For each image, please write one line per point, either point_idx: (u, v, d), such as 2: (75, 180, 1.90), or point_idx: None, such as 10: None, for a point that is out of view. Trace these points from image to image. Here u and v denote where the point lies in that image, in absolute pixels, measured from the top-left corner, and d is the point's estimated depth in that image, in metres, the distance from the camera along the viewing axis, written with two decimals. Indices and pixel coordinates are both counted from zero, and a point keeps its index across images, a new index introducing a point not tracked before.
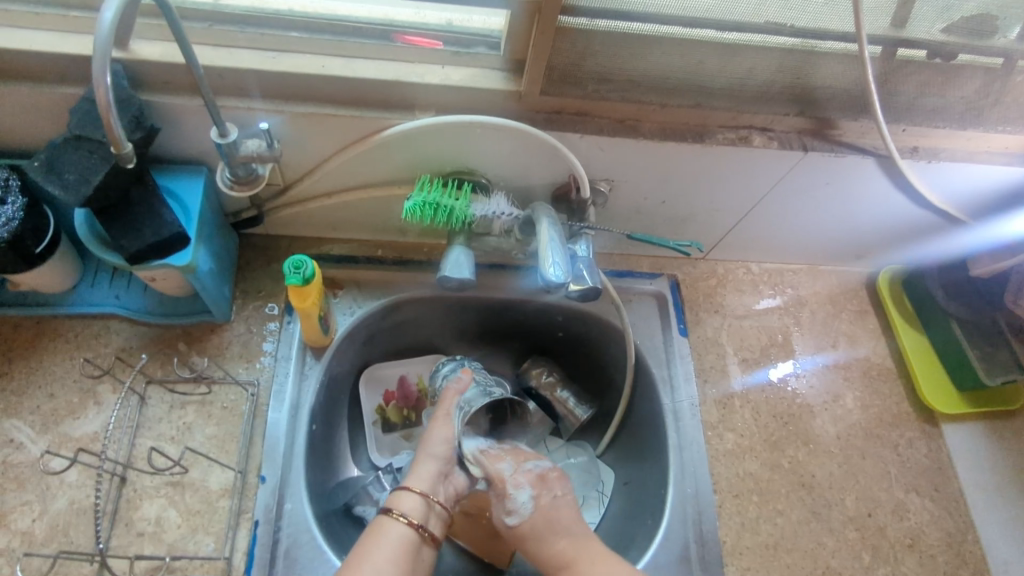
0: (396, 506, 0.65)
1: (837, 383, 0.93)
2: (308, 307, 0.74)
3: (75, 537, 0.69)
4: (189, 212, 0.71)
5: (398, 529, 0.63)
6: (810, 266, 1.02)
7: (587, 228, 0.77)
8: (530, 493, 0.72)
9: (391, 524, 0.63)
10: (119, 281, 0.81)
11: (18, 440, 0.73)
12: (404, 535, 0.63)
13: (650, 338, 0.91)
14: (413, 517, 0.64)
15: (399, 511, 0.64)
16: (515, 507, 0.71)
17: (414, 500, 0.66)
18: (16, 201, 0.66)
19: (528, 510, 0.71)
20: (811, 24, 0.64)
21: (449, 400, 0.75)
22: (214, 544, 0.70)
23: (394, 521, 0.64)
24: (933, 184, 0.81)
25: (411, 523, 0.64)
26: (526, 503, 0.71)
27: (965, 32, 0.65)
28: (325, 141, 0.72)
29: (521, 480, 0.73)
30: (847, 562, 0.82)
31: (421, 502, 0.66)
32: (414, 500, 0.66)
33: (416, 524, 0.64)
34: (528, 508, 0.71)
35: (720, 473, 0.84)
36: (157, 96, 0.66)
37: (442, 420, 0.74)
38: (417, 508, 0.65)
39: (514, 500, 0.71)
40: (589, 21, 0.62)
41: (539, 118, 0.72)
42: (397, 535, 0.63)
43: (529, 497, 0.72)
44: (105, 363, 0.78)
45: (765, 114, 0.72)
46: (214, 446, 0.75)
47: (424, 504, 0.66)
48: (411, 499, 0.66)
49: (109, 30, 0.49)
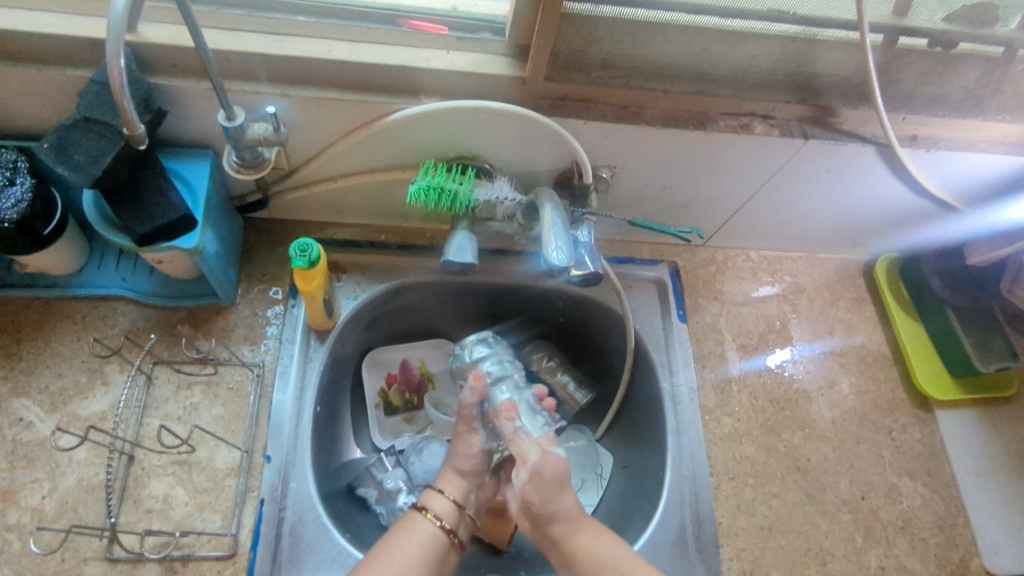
0: (429, 506, 0.67)
1: (833, 369, 0.95)
2: (313, 290, 0.75)
3: (84, 513, 0.70)
4: (196, 194, 0.72)
5: (430, 528, 0.65)
6: (809, 254, 1.03)
7: (588, 214, 0.78)
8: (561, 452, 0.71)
9: (424, 522, 0.66)
10: (126, 263, 0.82)
11: (26, 419, 0.74)
12: (435, 535, 0.65)
13: (649, 324, 0.93)
14: (446, 521, 0.67)
15: (432, 510, 0.67)
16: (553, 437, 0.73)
17: (447, 504, 0.68)
18: (25, 182, 0.67)
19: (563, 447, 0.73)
20: (813, 12, 0.64)
21: (466, 413, 0.73)
22: (221, 521, 0.72)
23: (426, 519, 0.66)
24: (932, 173, 0.82)
25: (443, 526, 0.66)
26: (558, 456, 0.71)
27: (965, 21, 0.65)
28: (331, 125, 0.73)
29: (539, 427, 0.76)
30: (840, 543, 0.83)
31: (454, 508, 0.68)
32: (447, 504, 0.68)
33: (448, 528, 0.66)
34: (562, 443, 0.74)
35: (716, 456, 0.86)
36: (164, 79, 0.67)
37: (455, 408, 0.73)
38: (450, 512, 0.68)
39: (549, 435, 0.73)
40: (593, 7, 0.62)
41: (543, 104, 0.73)
42: (429, 534, 0.65)
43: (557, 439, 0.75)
44: (113, 344, 0.79)
45: (767, 101, 0.73)
46: (221, 426, 0.77)
47: (456, 511, 0.68)
48: (445, 502, 0.68)
49: (122, 13, 0.50)
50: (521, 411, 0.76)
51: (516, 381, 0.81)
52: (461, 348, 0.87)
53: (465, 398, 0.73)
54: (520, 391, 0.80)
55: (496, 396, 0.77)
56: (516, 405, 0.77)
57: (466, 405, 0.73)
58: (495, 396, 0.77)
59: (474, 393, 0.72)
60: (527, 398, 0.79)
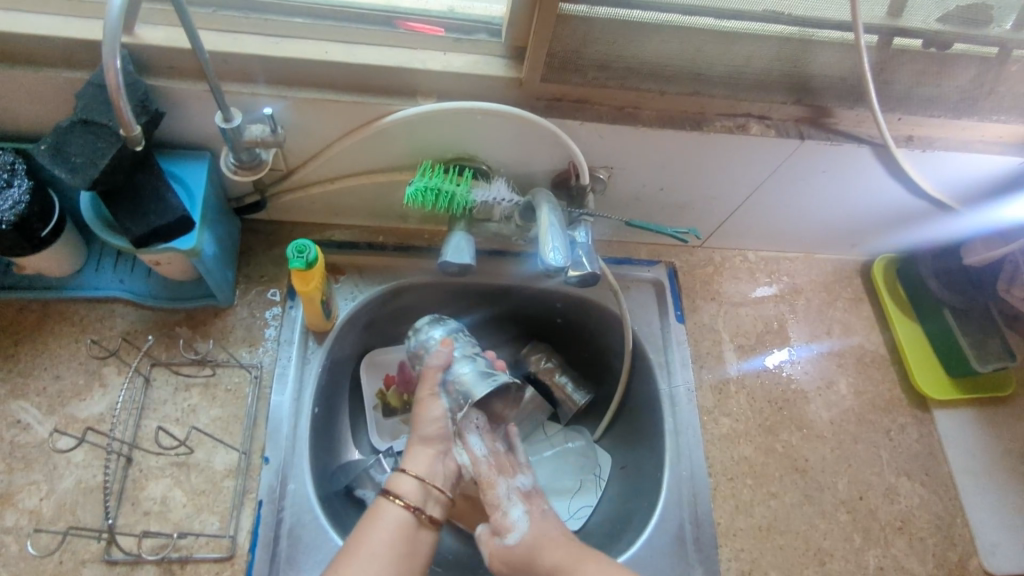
0: (394, 488, 0.67)
1: (830, 370, 0.95)
2: (311, 290, 0.75)
3: (82, 515, 0.70)
4: (193, 196, 0.72)
5: (395, 512, 0.65)
6: (807, 254, 1.03)
7: (586, 215, 0.78)
8: (523, 508, 0.71)
9: (389, 506, 0.65)
10: (124, 265, 0.82)
11: (25, 421, 0.74)
12: (400, 517, 0.65)
13: (647, 324, 0.93)
14: (410, 499, 0.66)
15: (396, 493, 0.66)
16: (510, 524, 0.69)
17: (411, 482, 0.67)
18: (22, 184, 0.67)
19: (524, 524, 0.70)
20: (809, 13, 0.64)
21: (431, 378, 0.74)
22: (219, 523, 0.72)
23: (392, 503, 0.66)
24: (927, 173, 0.82)
25: (408, 506, 0.66)
26: (520, 517, 0.70)
27: (960, 21, 0.66)
28: (328, 126, 0.73)
29: (510, 497, 0.72)
30: (838, 543, 0.83)
31: (418, 486, 0.67)
32: (411, 482, 0.67)
33: (413, 507, 0.66)
34: (523, 521, 0.70)
35: (714, 456, 0.86)
36: (162, 81, 0.67)
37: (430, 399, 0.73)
38: (414, 491, 0.67)
39: (507, 516, 0.70)
40: (588, 8, 0.62)
41: (540, 105, 0.73)
42: (393, 517, 0.65)
43: (522, 511, 0.71)
44: (110, 345, 0.79)
45: (763, 102, 0.73)
46: (219, 427, 0.77)
47: (421, 486, 0.67)
48: (408, 482, 0.67)
49: (118, 15, 0.49)
50: (477, 382, 0.73)
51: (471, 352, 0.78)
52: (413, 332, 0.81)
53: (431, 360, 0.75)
54: (477, 360, 0.77)
55: (455, 371, 0.74)
56: (472, 377, 0.74)
57: (431, 368, 0.75)
58: (454, 371, 0.74)
59: (442, 358, 0.75)
60: (483, 364, 0.76)
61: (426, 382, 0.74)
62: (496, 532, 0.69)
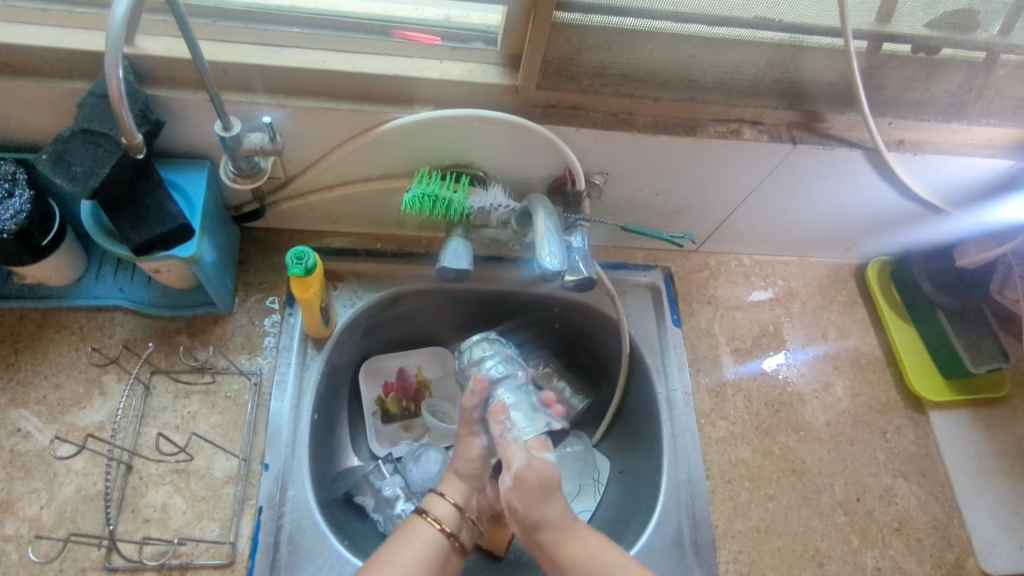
0: (431, 511, 0.69)
1: (827, 372, 0.95)
2: (310, 297, 0.76)
3: (83, 523, 0.71)
4: (193, 203, 0.73)
5: (431, 532, 0.67)
6: (801, 258, 1.04)
7: (582, 221, 0.79)
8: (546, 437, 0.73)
9: (424, 526, 0.67)
10: (123, 273, 0.83)
11: (24, 428, 0.75)
12: (435, 538, 0.66)
13: (644, 329, 0.93)
14: (445, 524, 0.68)
15: (433, 515, 0.68)
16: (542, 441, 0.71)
17: (447, 507, 0.69)
18: (23, 194, 0.68)
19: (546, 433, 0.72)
20: (799, 19, 0.65)
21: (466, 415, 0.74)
22: (219, 529, 0.72)
23: (427, 524, 0.67)
24: (919, 176, 0.83)
25: (443, 530, 0.67)
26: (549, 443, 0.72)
27: (947, 27, 0.67)
28: (327, 134, 0.74)
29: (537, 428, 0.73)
30: (836, 545, 0.84)
31: (455, 512, 0.69)
32: (448, 508, 0.69)
33: (448, 532, 0.67)
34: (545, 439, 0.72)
35: (712, 459, 0.86)
36: (161, 91, 0.68)
37: (467, 436, 0.74)
38: (451, 516, 0.69)
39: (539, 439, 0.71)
40: (582, 16, 0.64)
41: (535, 112, 0.74)
42: (428, 538, 0.66)
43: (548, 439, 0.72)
44: (110, 353, 0.80)
45: (755, 107, 0.74)
46: (219, 434, 0.77)
47: (457, 514, 0.69)
48: (445, 506, 0.69)
49: (121, 25, 0.50)
50: (522, 422, 0.73)
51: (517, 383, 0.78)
52: (464, 350, 0.83)
53: (465, 399, 0.74)
54: (524, 392, 0.77)
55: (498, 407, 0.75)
56: (517, 416, 0.73)
57: (468, 409, 0.74)
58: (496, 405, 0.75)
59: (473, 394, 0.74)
60: (532, 401, 0.76)
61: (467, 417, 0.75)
62: (531, 446, 0.71)
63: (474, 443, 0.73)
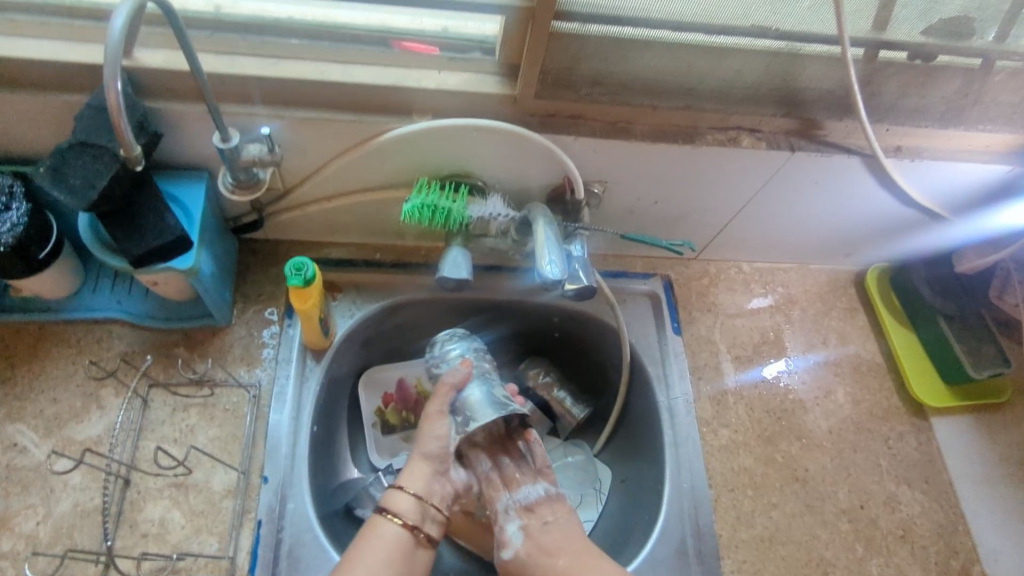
0: (391, 507, 0.66)
1: (828, 379, 0.95)
2: (309, 309, 0.75)
3: (80, 539, 0.70)
4: (191, 216, 0.73)
5: (393, 530, 0.65)
6: (801, 265, 1.04)
7: (581, 229, 0.79)
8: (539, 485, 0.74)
9: (386, 525, 0.65)
10: (121, 286, 0.82)
11: (21, 443, 0.74)
12: (399, 536, 0.65)
13: (644, 337, 0.93)
14: (408, 518, 0.66)
15: (394, 512, 0.66)
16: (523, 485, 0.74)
17: (410, 500, 0.67)
18: (20, 207, 0.67)
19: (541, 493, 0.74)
20: (796, 27, 0.66)
21: (444, 396, 0.73)
22: (218, 544, 0.71)
23: (389, 522, 0.66)
24: (917, 182, 0.83)
25: (406, 525, 0.65)
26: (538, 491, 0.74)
27: (943, 34, 0.67)
28: (325, 145, 0.74)
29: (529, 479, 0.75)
30: (841, 554, 0.83)
31: (417, 504, 0.67)
32: (410, 501, 0.67)
33: (410, 526, 0.65)
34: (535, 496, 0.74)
35: (715, 468, 0.86)
36: (159, 103, 0.68)
37: (435, 417, 0.72)
38: (413, 509, 0.67)
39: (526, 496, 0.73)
40: (580, 26, 0.64)
41: (534, 121, 0.74)
42: (391, 535, 0.65)
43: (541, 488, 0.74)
44: (108, 366, 0.79)
45: (752, 115, 0.74)
46: (217, 447, 0.76)
47: (420, 505, 0.67)
48: (405, 499, 0.67)
49: (119, 37, 0.50)
50: (485, 404, 0.73)
51: (485, 373, 0.78)
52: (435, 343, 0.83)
53: (448, 377, 0.74)
54: (491, 383, 0.77)
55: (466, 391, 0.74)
56: (481, 399, 0.74)
57: (446, 385, 0.74)
58: (465, 392, 0.74)
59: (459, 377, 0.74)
60: (499, 391, 0.76)
61: (437, 398, 0.73)
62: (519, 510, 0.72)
63: (441, 424, 0.71)
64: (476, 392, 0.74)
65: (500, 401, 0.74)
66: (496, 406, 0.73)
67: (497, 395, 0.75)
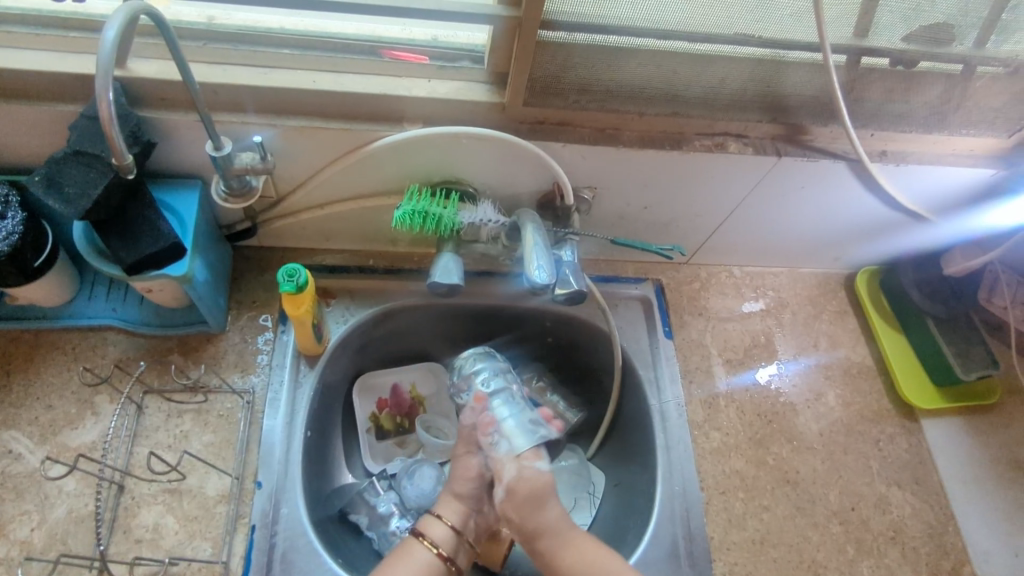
0: (426, 533, 0.68)
1: (819, 382, 0.96)
2: (302, 314, 0.76)
3: (74, 544, 0.70)
4: (185, 224, 0.73)
5: (426, 556, 0.66)
6: (791, 269, 1.05)
7: (571, 235, 0.80)
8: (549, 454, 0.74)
9: (420, 549, 0.67)
10: (116, 293, 0.83)
11: (16, 450, 0.74)
12: (431, 562, 0.66)
13: (636, 341, 0.94)
14: (441, 547, 0.67)
15: (430, 538, 0.68)
16: (538, 451, 0.71)
17: (444, 529, 0.69)
18: (16, 215, 0.68)
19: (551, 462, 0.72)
20: (779, 35, 0.67)
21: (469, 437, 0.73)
22: (212, 549, 0.72)
23: (423, 547, 0.67)
24: (903, 187, 0.84)
25: (440, 553, 0.67)
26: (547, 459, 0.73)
27: (924, 40, 0.68)
28: (317, 153, 0.75)
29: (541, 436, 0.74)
30: (832, 555, 0.84)
31: (452, 534, 0.69)
32: (445, 530, 0.69)
33: (445, 555, 0.67)
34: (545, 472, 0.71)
35: (706, 471, 0.86)
36: (153, 113, 0.69)
37: (464, 455, 0.73)
38: (447, 539, 0.68)
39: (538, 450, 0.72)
40: (567, 34, 0.65)
41: (523, 129, 0.75)
42: (424, 561, 0.66)
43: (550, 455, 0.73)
44: (102, 373, 0.80)
45: (739, 121, 0.76)
46: (211, 452, 0.77)
47: (454, 535, 0.69)
48: (440, 528, 0.69)
49: (111, 48, 0.51)
50: (519, 431, 0.72)
51: (512, 395, 0.76)
52: (459, 364, 0.82)
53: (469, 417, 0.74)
54: (519, 404, 0.75)
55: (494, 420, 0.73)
56: (513, 427, 0.72)
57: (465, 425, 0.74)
58: (494, 420, 0.73)
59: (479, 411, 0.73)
60: (530, 414, 0.74)
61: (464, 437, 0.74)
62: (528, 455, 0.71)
63: None
64: (509, 421, 0.72)
65: (533, 426, 0.73)
66: (531, 433, 0.72)
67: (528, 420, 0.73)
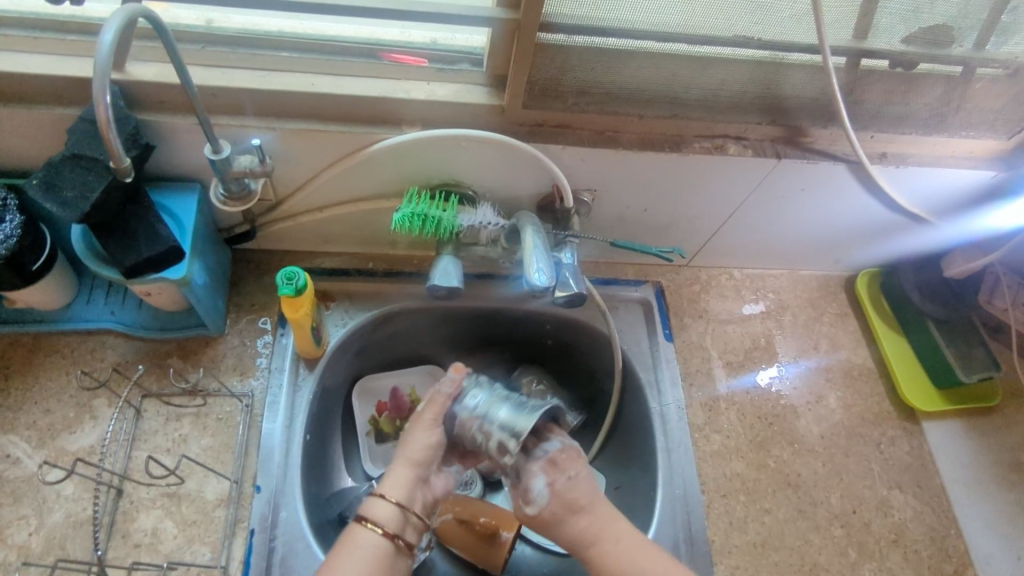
0: (370, 514, 0.64)
1: (819, 385, 0.95)
2: (301, 317, 0.76)
3: (72, 549, 0.70)
4: (184, 227, 0.73)
5: (372, 539, 0.63)
6: (791, 271, 1.05)
7: (571, 237, 0.80)
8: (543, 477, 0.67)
9: (365, 533, 0.63)
10: (114, 297, 0.83)
11: (14, 455, 0.74)
12: (379, 544, 0.63)
13: (636, 344, 0.94)
14: (388, 527, 0.64)
15: (374, 520, 0.64)
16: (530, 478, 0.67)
17: (390, 507, 0.65)
18: (14, 219, 0.68)
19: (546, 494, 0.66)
20: (778, 37, 0.67)
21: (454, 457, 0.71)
22: (210, 553, 0.72)
23: (368, 530, 0.63)
24: (903, 189, 0.84)
25: (386, 534, 0.64)
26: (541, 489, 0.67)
27: (923, 42, 0.68)
28: (316, 156, 0.75)
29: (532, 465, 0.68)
30: (834, 558, 0.83)
31: (397, 511, 0.65)
32: (391, 509, 0.65)
33: (391, 534, 0.64)
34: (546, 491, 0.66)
35: (707, 474, 0.86)
36: (152, 116, 0.69)
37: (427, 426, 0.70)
38: (393, 517, 0.65)
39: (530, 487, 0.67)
40: (566, 37, 0.65)
41: (522, 131, 0.75)
42: (371, 544, 0.63)
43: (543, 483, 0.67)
44: (101, 377, 0.79)
45: (738, 124, 0.76)
46: (210, 456, 0.76)
47: (400, 512, 0.65)
48: (388, 508, 0.65)
49: (109, 50, 0.51)
50: (517, 418, 0.68)
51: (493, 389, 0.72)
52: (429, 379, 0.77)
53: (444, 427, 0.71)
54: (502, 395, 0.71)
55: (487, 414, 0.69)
56: (508, 417, 0.68)
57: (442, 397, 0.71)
58: (487, 415, 0.69)
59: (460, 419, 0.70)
60: (518, 400, 0.70)
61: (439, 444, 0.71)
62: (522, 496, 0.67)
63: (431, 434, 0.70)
64: (505, 413, 0.68)
65: (527, 409, 0.69)
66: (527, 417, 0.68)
67: (518, 408, 0.69)
